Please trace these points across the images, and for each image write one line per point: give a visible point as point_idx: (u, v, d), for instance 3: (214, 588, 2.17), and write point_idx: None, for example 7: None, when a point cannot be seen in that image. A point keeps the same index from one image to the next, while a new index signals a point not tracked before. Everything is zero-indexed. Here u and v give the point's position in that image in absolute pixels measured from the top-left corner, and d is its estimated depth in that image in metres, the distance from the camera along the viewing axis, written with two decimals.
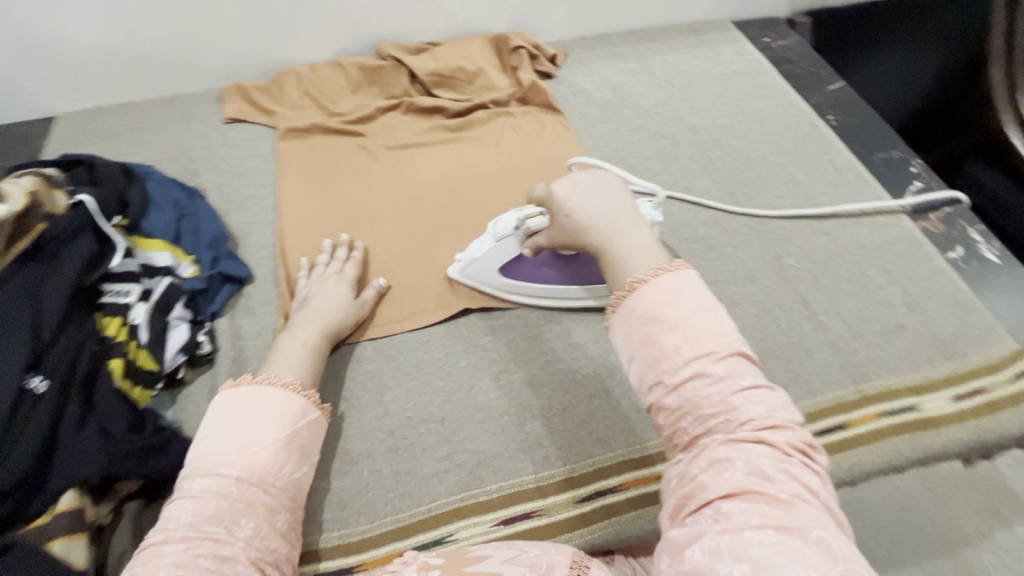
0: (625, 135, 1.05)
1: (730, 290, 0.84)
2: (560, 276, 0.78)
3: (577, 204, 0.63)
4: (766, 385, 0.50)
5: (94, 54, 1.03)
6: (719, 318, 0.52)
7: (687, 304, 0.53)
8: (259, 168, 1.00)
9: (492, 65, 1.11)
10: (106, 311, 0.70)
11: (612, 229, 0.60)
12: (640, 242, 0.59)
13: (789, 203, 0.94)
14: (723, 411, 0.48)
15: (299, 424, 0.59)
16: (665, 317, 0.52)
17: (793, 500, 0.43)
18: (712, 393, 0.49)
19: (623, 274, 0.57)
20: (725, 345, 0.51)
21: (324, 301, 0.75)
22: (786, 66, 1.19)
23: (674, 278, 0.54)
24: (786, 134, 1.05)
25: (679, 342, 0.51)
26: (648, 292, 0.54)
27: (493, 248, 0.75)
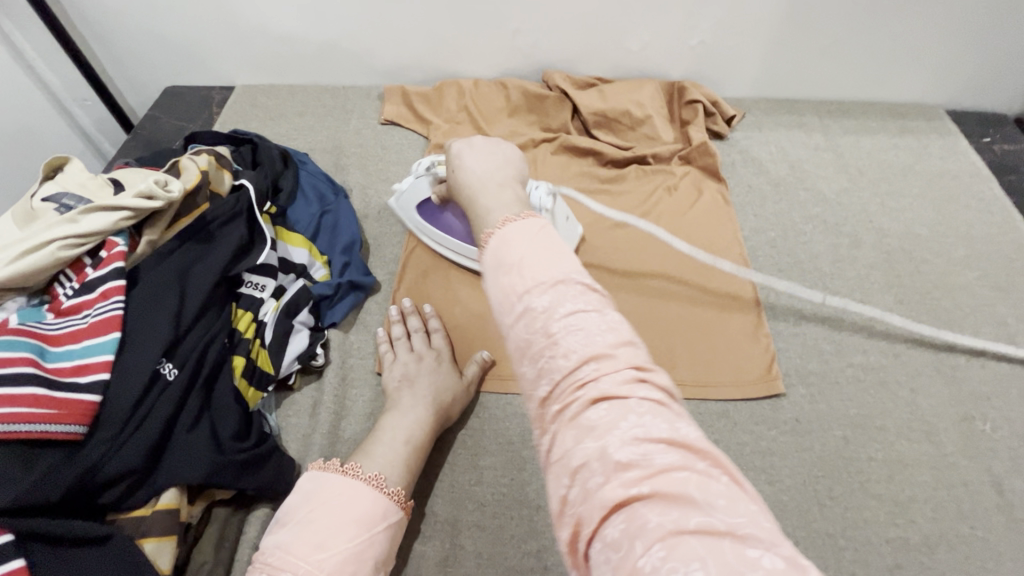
0: (796, 222, 0.93)
1: (900, 445, 0.70)
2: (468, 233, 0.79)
3: (464, 161, 0.58)
4: (599, 310, 0.41)
5: (281, 38, 1.07)
6: (547, 246, 0.44)
7: (520, 244, 0.44)
8: (403, 176, 0.99)
9: (661, 113, 1.03)
10: (241, 303, 0.71)
11: (478, 186, 0.54)
12: (499, 196, 0.52)
13: (993, 350, 0.78)
14: (547, 348, 0.39)
15: (374, 529, 0.55)
16: (507, 260, 0.44)
17: (661, 474, 0.32)
18: (541, 333, 0.40)
19: (483, 229, 0.49)
20: (554, 275, 0.42)
21: (423, 382, 0.69)
22: (1010, 176, 1.00)
23: (520, 225, 0.46)
24: (998, 262, 0.87)
25: (512, 280, 0.42)
26: (495, 241, 0.46)
27: (412, 184, 0.82)
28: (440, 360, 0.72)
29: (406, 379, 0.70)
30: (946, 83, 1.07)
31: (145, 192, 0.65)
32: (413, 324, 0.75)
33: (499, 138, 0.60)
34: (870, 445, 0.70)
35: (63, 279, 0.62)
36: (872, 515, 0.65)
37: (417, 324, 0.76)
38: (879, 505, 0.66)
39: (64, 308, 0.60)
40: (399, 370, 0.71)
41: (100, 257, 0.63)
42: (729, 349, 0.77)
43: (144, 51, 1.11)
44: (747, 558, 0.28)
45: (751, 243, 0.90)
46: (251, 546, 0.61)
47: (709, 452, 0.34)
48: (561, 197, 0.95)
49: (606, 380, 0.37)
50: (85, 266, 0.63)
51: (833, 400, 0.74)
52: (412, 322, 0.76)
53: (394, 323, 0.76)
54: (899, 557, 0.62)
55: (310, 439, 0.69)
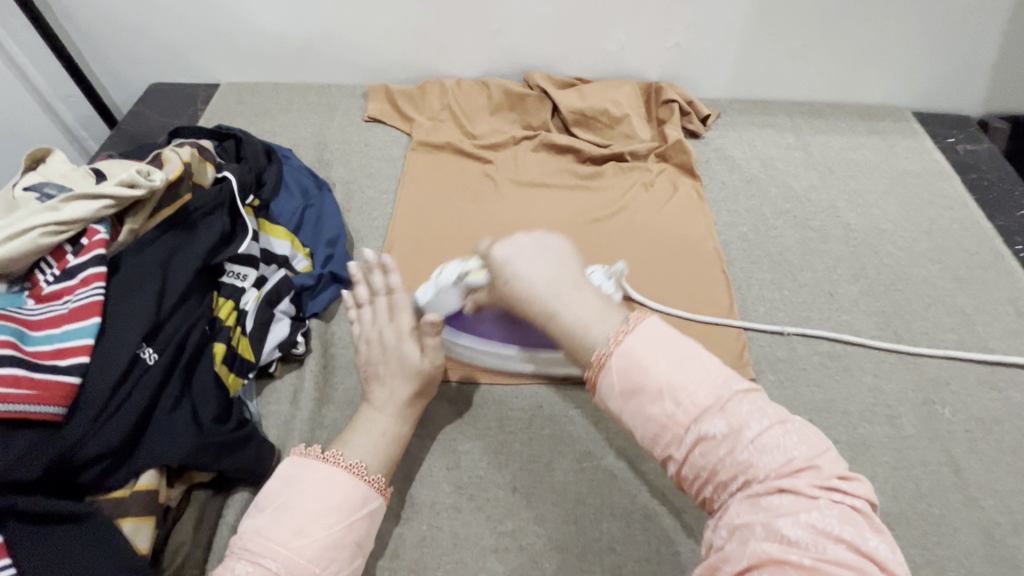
0: (768, 217, 0.96)
1: (863, 429, 0.72)
2: (501, 336, 0.71)
3: (518, 266, 0.57)
4: (777, 421, 0.45)
5: (266, 36, 1.09)
6: (701, 360, 0.48)
7: (667, 362, 0.47)
8: (387, 172, 1.01)
9: (639, 112, 1.06)
10: (222, 291, 0.72)
11: (553, 300, 0.54)
12: (591, 307, 0.53)
13: (952, 338, 0.81)
14: (728, 460, 0.44)
15: (355, 516, 0.55)
16: (648, 384, 0.47)
17: (836, 566, 0.38)
18: (722, 452, 0.44)
19: (586, 347, 0.51)
20: (719, 394, 0.46)
21: (393, 351, 0.66)
22: (972, 174, 1.04)
23: (640, 334, 0.49)
24: (959, 255, 0.91)
25: (669, 402, 0.46)
26: (615, 361, 0.48)
27: (432, 297, 0.66)
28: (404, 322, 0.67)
29: (376, 347, 0.67)
30: (911, 86, 1.11)
31: (126, 181, 0.67)
32: (375, 285, 0.69)
33: (547, 233, 0.60)
34: (836, 428, 0.72)
35: (44, 265, 0.63)
36: None
37: (379, 283, 0.69)
38: None
39: (44, 294, 0.61)
40: (369, 339, 0.68)
41: (81, 244, 0.64)
42: (702, 337, 0.80)
43: (129, 48, 1.12)
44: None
45: (724, 237, 0.93)
46: (230, 529, 0.62)
47: (885, 560, 0.39)
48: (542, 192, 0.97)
49: (789, 483, 0.42)
50: (66, 252, 0.64)
51: (800, 385, 0.76)
52: (376, 280, 0.70)
53: (358, 285, 0.70)
54: None
55: (291, 425, 0.70)
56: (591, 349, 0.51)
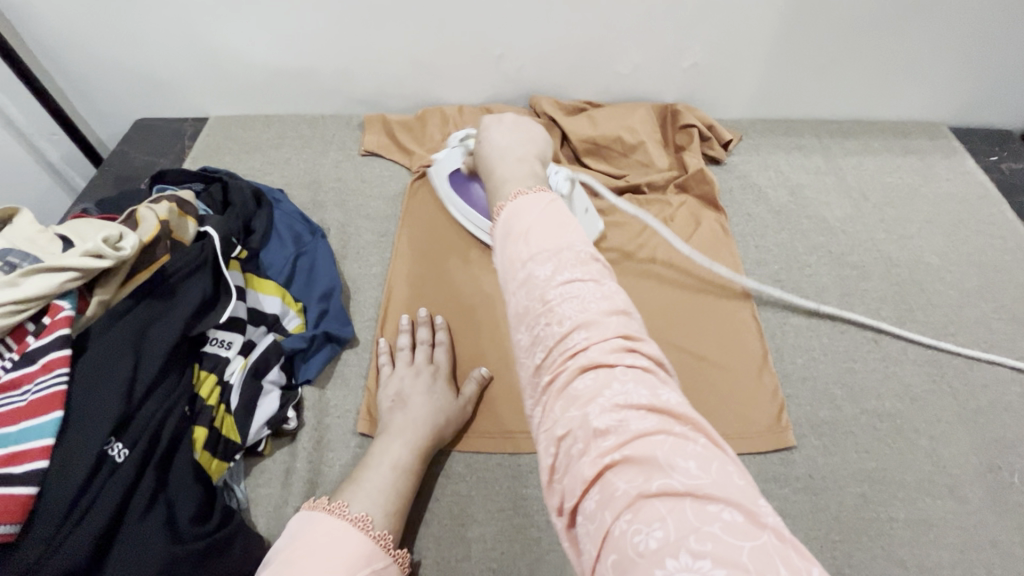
0: (800, 252, 0.88)
1: (922, 503, 0.65)
2: (488, 211, 0.83)
3: (492, 134, 0.62)
4: (596, 283, 0.42)
5: (254, 67, 1.02)
6: (552, 226, 0.45)
7: (530, 221, 0.45)
8: (385, 212, 0.94)
9: (655, 138, 0.98)
10: (204, 363, 0.65)
11: (499, 156, 0.58)
12: (517, 167, 0.55)
13: (1015, 391, 0.73)
14: (542, 315, 0.40)
15: (360, 573, 0.50)
16: (517, 229, 0.45)
17: (638, 441, 0.33)
18: (540, 308, 0.41)
19: (497, 195, 0.52)
20: (558, 247, 0.43)
21: (418, 401, 0.67)
22: (1020, 197, 0.96)
23: (533, 199, 0.47)
24: (1015, 292, 0.83)
25: (515, 249, 0.44)
26: (505, 211, 0.48)
27: (447, 152, 0.89)
28: (436, 377, 0.70)
29: (401, 396, 0.68)
30: (949, 100, 1.02)
31: (91, 251, 0.60)
32: (421, 336, 0.75)
33: (521, 118, 0.64)
34: (891, 503, 0.65)
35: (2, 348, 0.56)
36: None
37: (425, 335, 0.75)
38: (905, 573, 0.60)
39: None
40: (396, 385, 0.69)
41: (43, 324, 0.57)
42: (735, 397, 0.72)
43: (111, 84, 1.06)
44: (703, 510, 0.30)
45: (753, 277, 0.85)
46: None
47: (685, 417, 0.35)
48: None
49: (591, 347, 0.38)
50: (26, 333, 0.57)
51: (848, 452, 0.68)
52: (421, 332, 0.75)
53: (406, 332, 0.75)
54: None
55: (283, 511, 0.64)
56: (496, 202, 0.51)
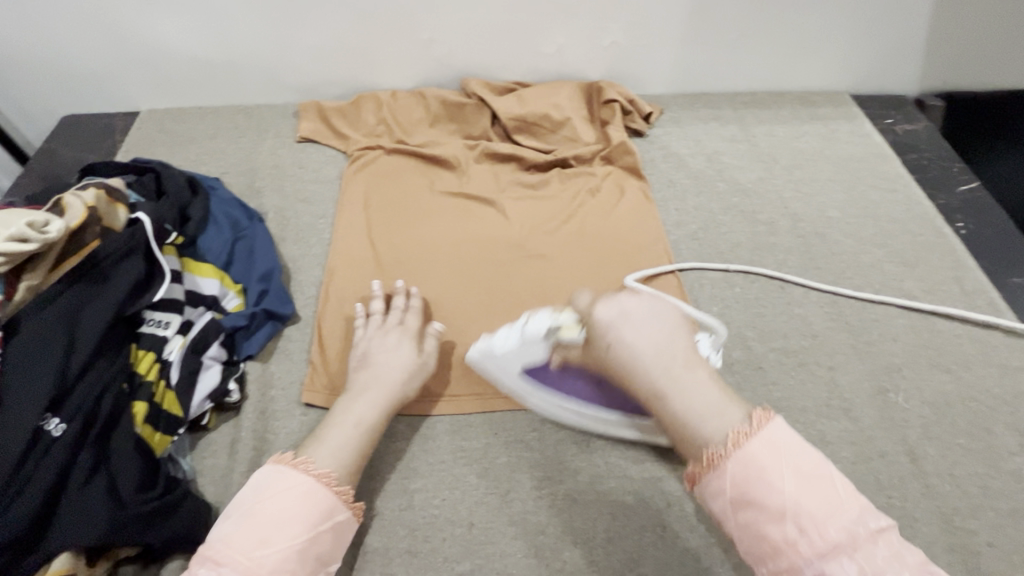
0: (716, 213, 0.95)
1: (821, 425, 0.72)
2: (584, 391, 0.68)
3: (622, 332, 0.56)
4: (892, 551, 0.45)
5: (184, 59, 1.02)
6: (784, 460, 0.48)
7: (780, 479, 0.48)
8: (323, 195, 0.96)
9: (580, 115, 1.03)
10: (142, 343, 0.67)
11: (665, 377, 0.54)
12: (703, 395, 0.53)
13: (902, 322, 0.82)
14: (824, 572, 0.45)
15: (320, 527, 0.55)
16: (756, 485, 0.48)
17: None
18: (786, 548, 0.46)
19: (692, 435, 0.52)
20: (844, 526, 0.45)
21: (381, 359, 0.70)
22: (912, 155, 1.05)
23: (761, 437, 0.49)
24: (904, 238, 0.91)
25: (779, 528, 0.47)
26: (729, 458, 0.49)
27: (515, 348, 0.65)
28: (403, 335, 0.73)
29: (366, 355, 0.71)
30: (849, 69, 1.11)
31: (15, 236, 0.60)
32: (395, 302, 0.77)
33: (654, 299, 0.58)
34: (794, 427, 0.72)
35: None
36: None
37: (399, 302, 0.77)
38: None
39: None
40: (364, 345, 0.73)
41: None
42: None
43: (34, 80, 1.04)
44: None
45: (674, 237, 0.92)
46: None
47: None
48: (488, 204, 0.93)
49: (838, 567, 0.44)
50: None
51: (757, 386, 0.75)
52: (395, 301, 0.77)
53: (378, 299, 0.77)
54: None
55: (228, 479, 0.66)
56: (699, 440, 0.52)
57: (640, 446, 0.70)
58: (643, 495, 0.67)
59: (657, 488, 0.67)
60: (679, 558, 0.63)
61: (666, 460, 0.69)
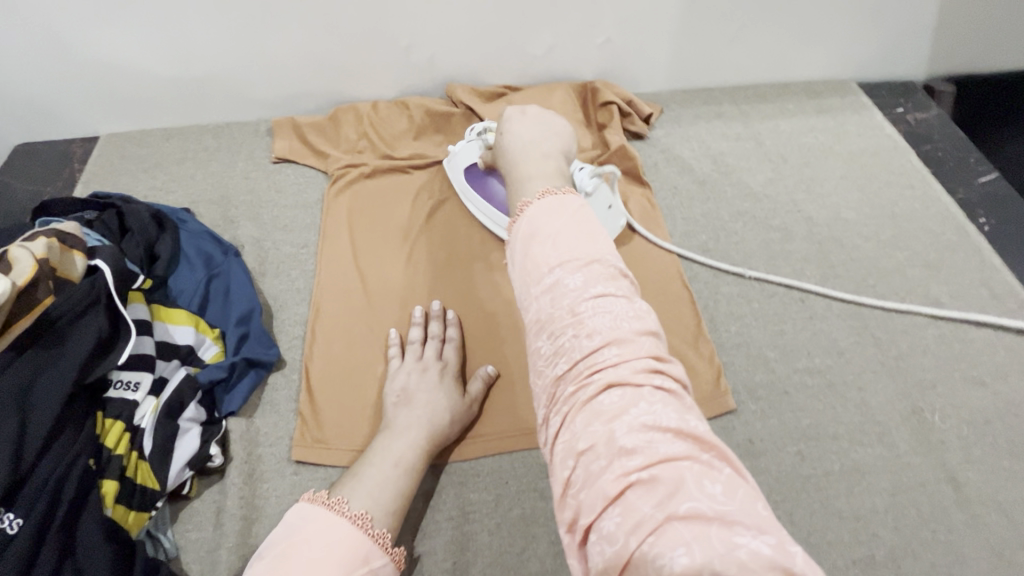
0: (726, 220, 0.89)
1: (855, 453, 0.67)
2: (504, 200, 0.82)
3: (514, 127, 0.63)
4: (626, 305, 0.43)
5: (142, 78, 0.94)
6: (589, 239, 0.47)
7: (557, 233, 0.47)
8: (304, 221, 0.89)
9: (576, 119, 0.97)
10: (108, 410, 0.60)
11: (528, 147, 0.59)
12: (543, 169, 0.56)
13: (931, 332, 0.77)
14: (571, 326, 0.42)
15: (358, 573, 0.51)
16: (542, 244, 0.47)
17: (664, 466, 0.35)
18: (565, 327, 0.43)
19: (518, 197, 0.54)
20: (589, 261, 0.45)
21: (424, 398, 0.66)
22: (925, 146, 1.00)
23: (552, 209, 0.49)
24: (925, 239, 0.86)
25: (539, 258, 0.46)
26: (528, 225, 0.48)
27: (464, 147, 0.86)
28: (444, 374, 0.69)
29: (407, 391, 0.67)
30: (855, 57, 1.05)
31: None
32: (431, 330, 0.73)
33: (549, 111, 0.65)
34: (826, 456, 0.67)
35: None
36: (835, 535, 0.62)
37: (435, 330, 0.73)
38: (842, 523, 0.63)
39: None
40: (402, 379, 0.68)
41: None
42: None
43: None
44: (728, 537, 0.32)
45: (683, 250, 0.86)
46: None
47: (708, 439, 0.37)
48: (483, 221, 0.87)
49: (620, 372, 0.40)
50: None
51: (784, 412, 0.70)
52: (432, 326, 0.73)
53: (416, 326, 0.73)
54: None
55: (216, 555, 0.60)
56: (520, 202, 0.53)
57: None
58: None
59: None
60: None
61: None
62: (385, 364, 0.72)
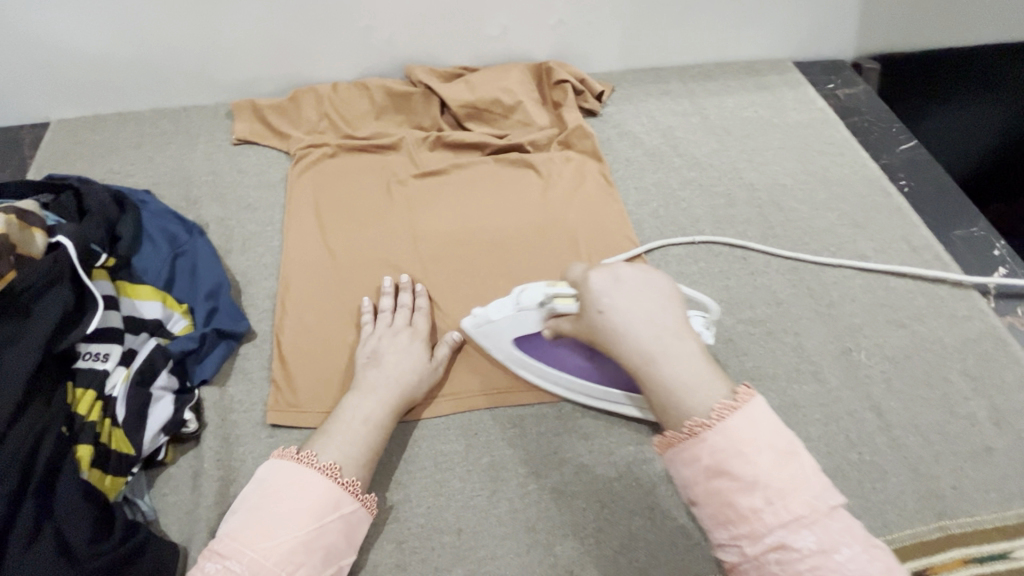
0: (675, 189, 0.95)
1: (793, 391, 0.74)
2: (579, 363, 0.69)
3: (617, 306, 0.52)
4: (863, 541, 0.43)
5: (94, 61, 0.93)
6: (792, 457, 0.46)
7: (763, 456, 0.45)
8: (268, 201, 0.90)
9: (532, 97, 1.01)
10: (79, 381, 0.61)
11: (654, 345, 0.50)
12: (693, 364, 0.49)
13: (858, 282, 0.84)
14: (778, 541, 0.43)
15: (327, 518, 0.55)
16: (738, 472, 0.45)
17: None
18: (775, 542, 0.43)
19: (677, 412, 0.49)
20: (813, 504, 0.43)
21: (393, 359, 0.69)
22: (854, 118, 1.08)
23: (745, 417, 0.46)
24: (853, 201, 0.94)
25: (728, 483, 0.45)
26: (715, 439, 0.46)
27: (511, 316, 0.67)
28: (414, 338, 0.72)
29: (377, 353, 0.70)
30: (790, 37, 1.13)
31: None
32: (403, 301, 0.75)
33: (652, 267, 0.54)
34: (767, 395, 0.73)
35: None
36: None
37: (406, 300, 0.76)
38: None
39: None
40: (373, 344, 0.71)
41: None
42: None
43: None
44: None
45: (637, 217, 0.91)
46: None
47: None
48: (445, 195, 0.90)
49: None
50: None
51: (730, 359, 0.76)
52: (404, 298, 0.76)
53: (388, 295, 0.76)
54: None
55: (195, 515, 0.62)
56: (682, 415, 0.49)
57: (622, 430, 0.70)
58: (629, 479, 0.67)
59: (642, 471, 0.67)
60: (669, 538, 0.63)
61: (648, 441, 0.69)
62: (357, 330, 0.75)
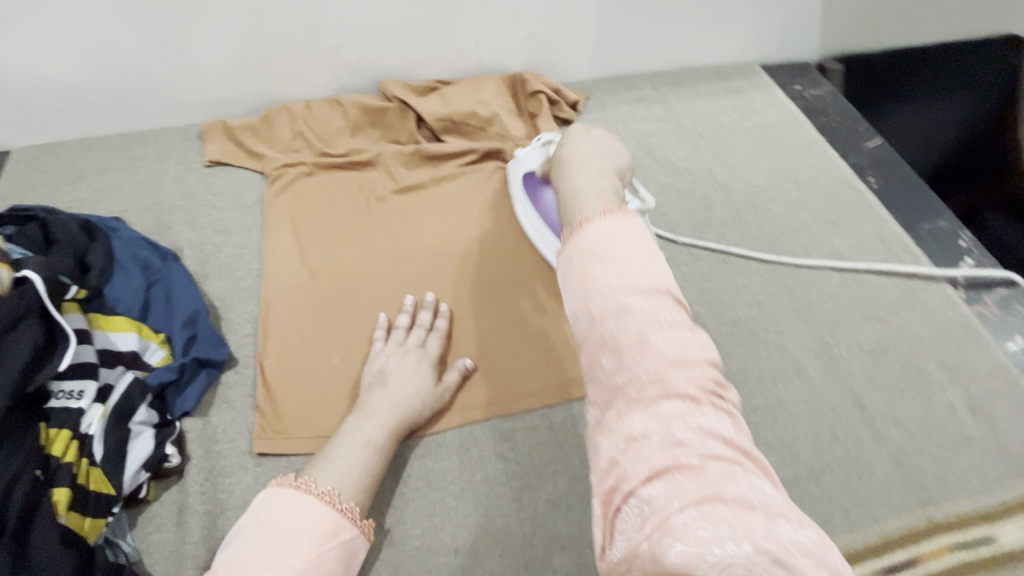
0: (653, 194, 0.96)
1: (778, 390, 0.75)
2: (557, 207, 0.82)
3: (569, 145, 0.58)
4: (712, 384, 0.39)
5: (53, 87, 0.90)
6: (653, 260, 0.45)
7: (621, 252, 0.45)
8: (244, 223, 0.88)
9: (508, 108, 1.01)
10: (52, 420, 0.58)
11: (579, 164, 0.55)
12: (597, 183, 0.52)
13: (835, 279, 0.86)
14: (634, 337, 0.41)
15: (326, 546, 0.54)
16: (602, 250, 0.45)
17: (714, 462, 0.36)
18: (629, 326, 0.41)
19: (573, 207, 0.50)
20: (654, 297, 0.42)
21: (399, 380, 0.68)
22: (821, 118, 1.11)
23: (619, 220, 0.46)
24: (825, 199, 0.97)
25: (598, 266, 0.44)
26: (591, 228, 0.46)
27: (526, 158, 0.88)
28: (423, 360, 0.71)
29: (383, 373, 0.69)
30: (755, 42, 1.15)
31: None
32: (420, 320, 0.75)
33: (612, 133, 0.60)
34: (753, 395, 0.74)
35: None
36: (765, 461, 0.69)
37: (425, 320, 0.75)
38: (770, 450, 0.70)
39: None
40: (382, 362, 0.70)
41: None
42: None
43: None
44: (771, 527, 0.33)
45: None
46: None
47: (753, 452, 0.38)
48: (427, 209, 0.89)
49: (678, 384, 0.39)
50: None
51: None
52: (421, 316, 0.76)
53: (404, 313, 0.75)
54: (795, 493, 0.67)
55: (182, 552, 0.60)
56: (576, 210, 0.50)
57: None
58: None
59: None
60: None
61: None
62: (369, 346, 0.75)
